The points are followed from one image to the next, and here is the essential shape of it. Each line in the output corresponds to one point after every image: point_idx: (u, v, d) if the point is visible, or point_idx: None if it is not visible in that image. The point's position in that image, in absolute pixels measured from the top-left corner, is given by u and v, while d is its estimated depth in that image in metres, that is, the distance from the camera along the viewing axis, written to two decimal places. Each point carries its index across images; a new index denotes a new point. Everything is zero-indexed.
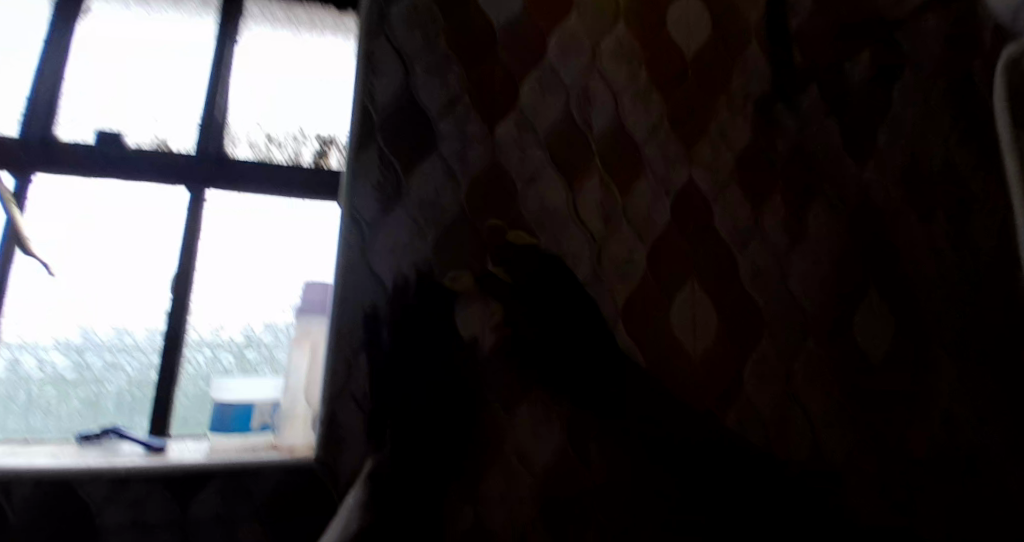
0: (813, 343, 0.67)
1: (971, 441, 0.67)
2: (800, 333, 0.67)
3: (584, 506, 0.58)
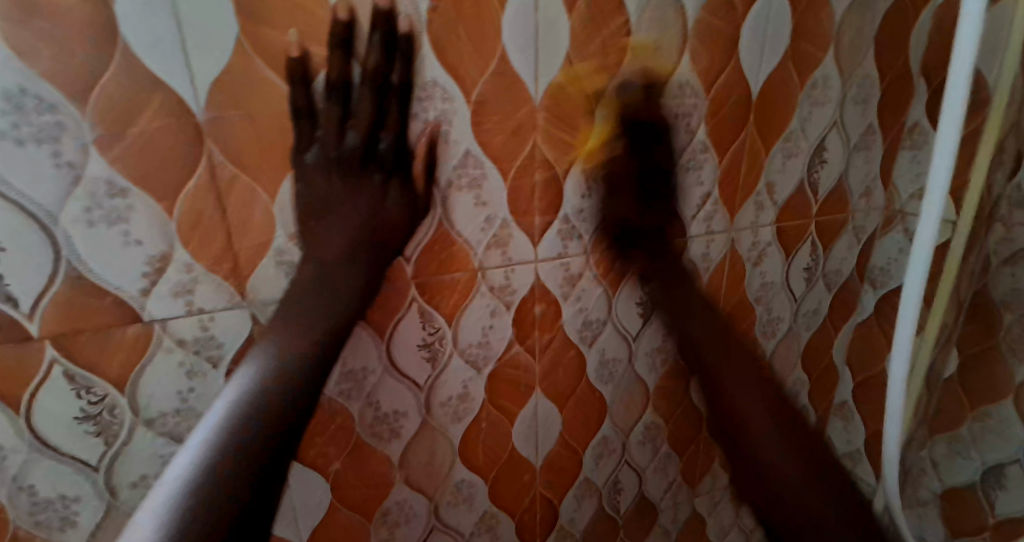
0: (674, 98, 0.52)
1: (808, 186, 0.65)
2: (661, 84, 0.51)
3: (400, 313, 0.50)
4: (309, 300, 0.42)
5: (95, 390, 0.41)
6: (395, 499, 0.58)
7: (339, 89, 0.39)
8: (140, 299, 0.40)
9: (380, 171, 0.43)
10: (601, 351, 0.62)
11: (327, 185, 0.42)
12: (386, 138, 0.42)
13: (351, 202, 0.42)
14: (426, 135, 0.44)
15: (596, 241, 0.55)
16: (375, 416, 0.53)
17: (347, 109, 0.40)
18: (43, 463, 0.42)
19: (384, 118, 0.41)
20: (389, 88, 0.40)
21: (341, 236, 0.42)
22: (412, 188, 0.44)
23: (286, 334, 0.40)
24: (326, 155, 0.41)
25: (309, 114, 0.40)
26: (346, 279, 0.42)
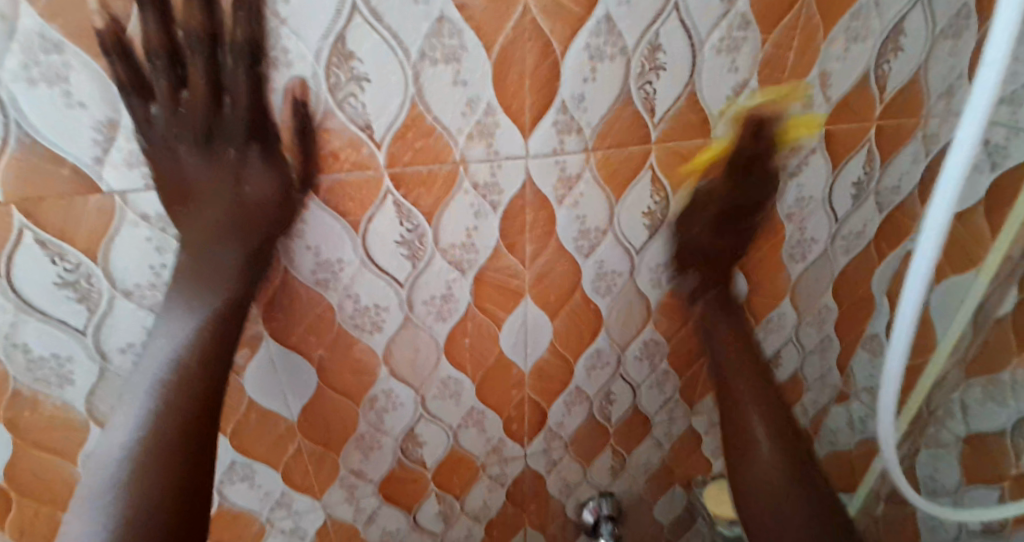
0: None
1: (870, 83, 0.55)
2: None
3: (371, 204, 0.46)
4: (194, 274, 0.43)
5: (67, 258, 0.42)
6: (381, 387, 0.59)
7: (163, 51, 0.34)
8: (96, 168, 0.39)
9: (233, 145, 0.39)
10: (599, 261, 0.58)
11: (180, 164, 0.39)
12: (232, 109, 0.38)
13: (211, 184, 0.40)
14: (286, 93, 0.40)
15: (599, 137, 0.49)
16: (356, 308, 0.52)
17: (179, 76, 0.35)
18: (29, 323, 0.44)
19: (225, 86, 0.37)
20: (221, 48, 0.35)
21: (211, 216, 0.41)
22: (278, 154, 0.41)
23: (188, 305, 0.43)
24: (167, 133, 0.38)
25: (138, 81, 0.36)
26: (224, 256, 0.42)
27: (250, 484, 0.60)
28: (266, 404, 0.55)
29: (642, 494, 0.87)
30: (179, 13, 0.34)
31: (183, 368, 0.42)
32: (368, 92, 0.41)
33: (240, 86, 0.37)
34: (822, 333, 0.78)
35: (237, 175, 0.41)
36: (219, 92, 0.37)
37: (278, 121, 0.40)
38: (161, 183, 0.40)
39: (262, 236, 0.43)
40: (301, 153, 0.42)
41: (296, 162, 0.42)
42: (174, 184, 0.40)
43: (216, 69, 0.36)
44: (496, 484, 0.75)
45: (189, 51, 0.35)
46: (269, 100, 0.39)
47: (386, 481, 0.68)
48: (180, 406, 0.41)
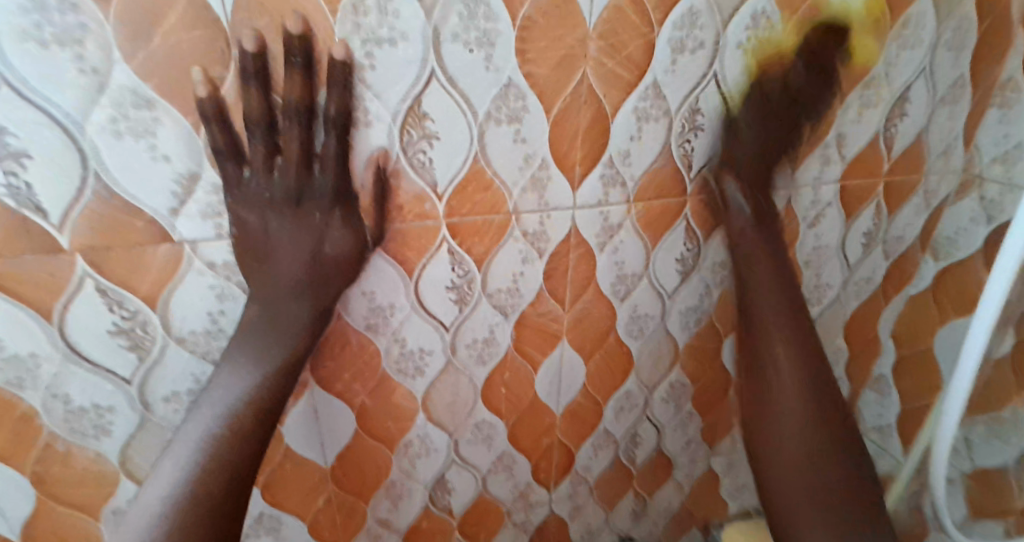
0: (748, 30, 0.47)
1: (880, 144, 0.59)
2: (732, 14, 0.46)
3: (428, 254, 0.48)
4: (266, 324, 0.43)
5: (126, 306, 0.42)
6: (417, 432, 0.59)
7: (263, 122, 0.38)
8: (170, 218, 0.40)
9: (319, 209, 0.42)
10: (633, 306, 0.60)
11: (266, 225, 0.41)
12: (321, 174, 0.41)
13: (291, 244, 0.42)
14: (369, 162, 0.42)
15: (641, 189, 0.52)
16: (401, 353, 0.53)
17: (274, 143, 0.39)
18: (76, 372, 0.43)
19: (316, 153, 0.40)
20: (315, 118, 0.39)
21: (287, 274, 0.42)
22: (359, 216, 0.43)
23: (250, 356, 0.43)
24: (258, 195, 0.40)
25: (233, 147, 0.38)
26: (294, 313, 0.43)
27: (277, 537, 0.58)
28: (303, 452, 0.54)
29: (660, 539, 0.86)
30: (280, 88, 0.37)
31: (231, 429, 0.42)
32: (436, 147, 0.43)
33: (330, 152, 0.40)
34: (834, 375, 0.80)
35: (319, 236, 0.42)
36: (310, 159, 0.40)
37: (361, 186, 0.43)
38: (240, 243, 0.41)
39: (332, 295, 0.45)
40: (376, 215, 0.44)
41: (372, 223, 0.44)
42: (258, 243, 0.42)
43: (310, 137, 0.39)
44: (520, 532, 0.74)
45: (286, 121, 0.38)
46: (354, 167, 0.42)
47: (412, 531, 0.66)
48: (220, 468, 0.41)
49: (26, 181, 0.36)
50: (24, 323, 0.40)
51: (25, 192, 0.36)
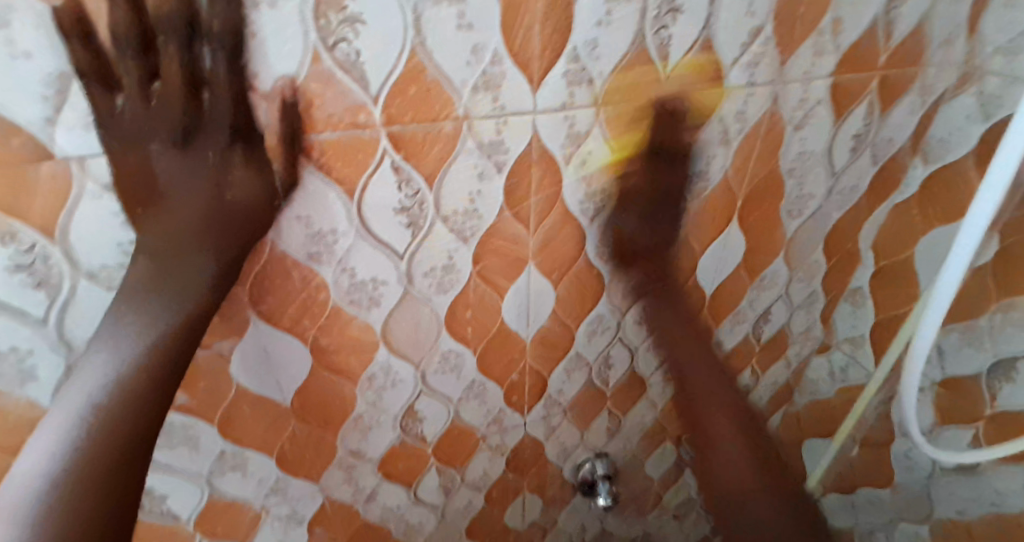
0: None
1: (877, 32, 0.53)
2: None
3: (364, 181, 0.42)
4: (160, 280, 0.40)
5: (19, 239, 0.36)
6: (380, 364, 0.56)
7: (134, 38, 0.32)
8: (48, 130, 0.33)
9: (214, 145, 0.37)
10: (604, 225, 0.55)
11: (150, 165, 0.37)
12: (212, 103, 0.36)
13: (186, 189, 0.39)
14: (273, 93, 0.36)
15: (610, 89, 0.46)
16: (352, 283, 0.48)
17: (151, 66, 0.33)
18: None
19: (203, 79, 0.34)
20: (198, 37, 0.33)
21: (183, 222, 0.39)
22: (263, 155, 0.39)
23: (135, 320, 0.40)
24: (140, 130, 0.35)
25: (102, 75, 0.32)
26: (195, 265, 0.41)
27: (244, 474, 0.56)
28: (257, 390, 0.51)
29: (634, 452, 0.87)
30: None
31: (100, 419, 0.40)
32: (363, 35, 0.36)
33: (219, 77, 0.35)
34: (810, 288, 0.78)
35: (218, 176, 0.39)
36: (196, 87, 0.35)
37: (266, 123, 0.37)
38: (121, 186, 0.37)
39: (241, 243, 0.42)
40: (288, 158, 0.39)
41: (282, 166, 0.40)
42: (142, 186, 0.37)
43: (194, 60, 0.34)
44: (496, 454, 0.74)
45: (162, 36, 0.33)
46: (253, 97, 0.36)
47: (386, 459, 0.65)
48: (89, 465, 0.40)
49: None
50: None
51: None
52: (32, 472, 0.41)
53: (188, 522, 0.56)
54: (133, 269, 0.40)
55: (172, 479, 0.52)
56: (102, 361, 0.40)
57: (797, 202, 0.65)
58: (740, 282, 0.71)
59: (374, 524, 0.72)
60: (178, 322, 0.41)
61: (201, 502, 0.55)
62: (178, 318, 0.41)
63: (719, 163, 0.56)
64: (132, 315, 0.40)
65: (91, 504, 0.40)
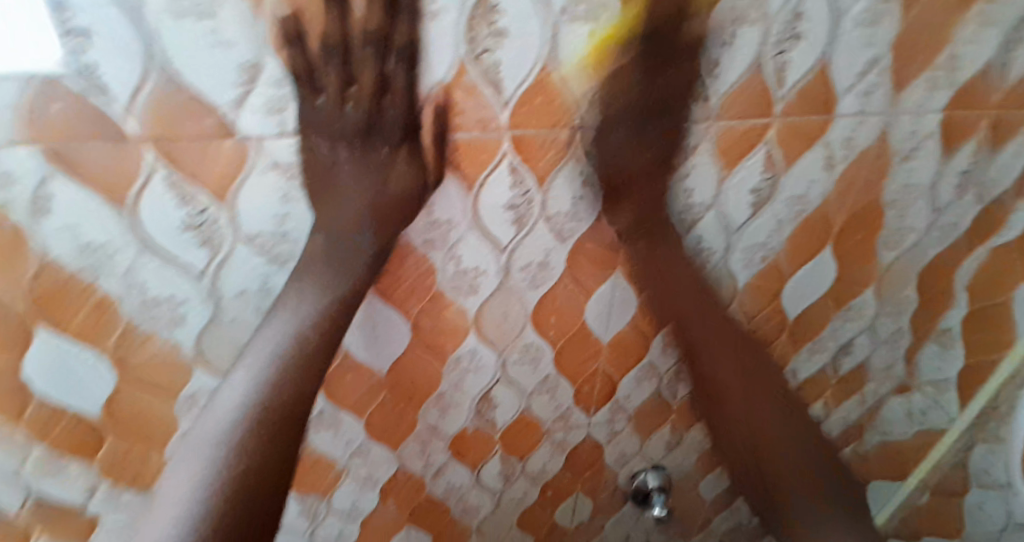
0: None
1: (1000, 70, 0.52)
2: None
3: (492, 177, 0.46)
4: (327, 257, 0.46)
5: (196, 202, 0.42)
6: (466, 348, 0.60)
7: (338, 48, 0.38)
8: (232, 111, 0.39)
9: (387, 143, 0.44)
10: (695, 239, 0.56)
11: (336, 156, 0.43)
12: (390, 105, 0.41)
13: (360, 180, 0.45)
14: (427, 99, 0.41)
15: (722, 108, 0.47)
16: (456, 271, 0.52)
17: (349, 71, 0.39)
18: (151, 265, 0.43)
19: (388, 85, 0.40)
20: (389, 49, 0.39)
21: (349, 210, 0.45)
22: (421, 154, 0.44)
23: (313, 288, 0.46)
24: (331, 125, 0.42)
25: (310, 75, 0.39)
26: (356, 248, 0.46)
27: (336, 431, 0.62)
28: (359, 358, 0.56)
29: (690, 470, 0.87)
30: (359, 15, 0.37)
31: (282, 371, 0.47)
32: (504, 48, 0.40)
33: (398, 84, 0.40)
34: (897, 324, 0.74)
35: (385, 171, 0.45)
36: (384, 92, 0.40)
37: (422, 125, 0.43)
38: (307, 174, 0.43)
39: (391, 231, 0.47)
40: (435, 159, 0.44)
41: (434, 165, 0.45)
42: (321, 173, 0.43)
43: (383, 69, 0.39)
44: (557, 450, 0.77)
45: (362, 48, 0.38)
46: (420, 99, 0.41)
47: (457, 439, 0.69)
48: (264, 424, 0.47)
49: (94, 65, 0.35)
50: (96, 211, 0.40)
51: (91, 74, 0.35)
52: (224, 411, 0.47)
53: None
54: (305, 247, 0.46)
55: None
56: (283, 322, 0.47)
57: (893, 235, 0.64)
58: (824, 310, 0.69)
59: (436, 499, 0.76)
60: (342, 297, 0.47)
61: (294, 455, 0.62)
62: (337, 295, 0.47)
63: (819, 189, 0.56)
64: (304, 288, 0.46)
65: (272, 443, 0.47)
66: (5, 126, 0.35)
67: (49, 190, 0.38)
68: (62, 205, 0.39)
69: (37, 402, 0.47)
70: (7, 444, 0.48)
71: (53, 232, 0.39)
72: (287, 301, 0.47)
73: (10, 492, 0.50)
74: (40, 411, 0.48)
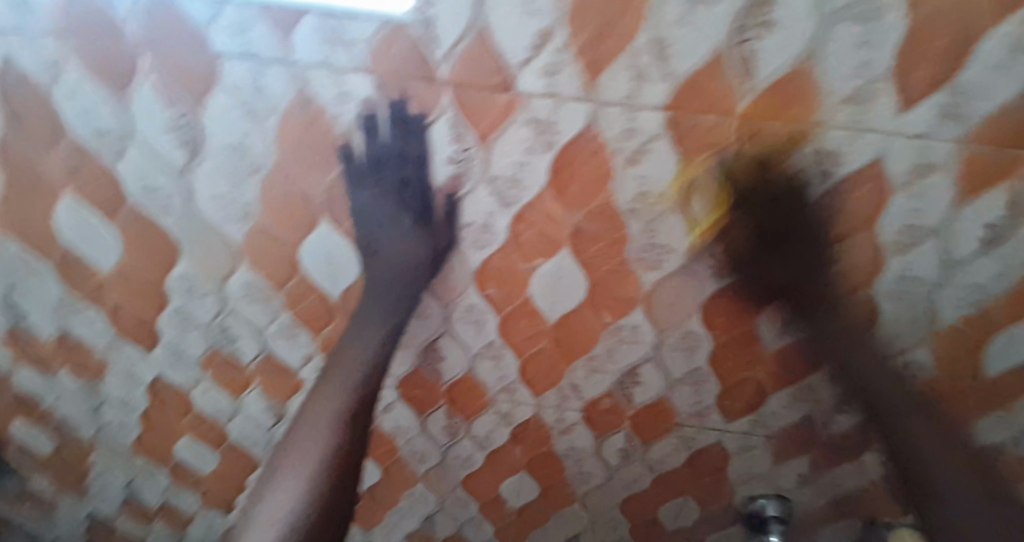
0: None
1: None
2: None
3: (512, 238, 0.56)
4: (366, 307, 0.61)
5: (463, 142, 0.49)
6: (632, 321, 0.62)
7: (367, 158, 0.51)
8: (517, 71, 0.45)
9: (403, 221, 0.55)
10: (908, 264, 0.54)
11: (366, 231, 0.56)
12: (408, 196, 0.53)
13: (385, 248, 0.57)
14: (437, 188, 0.53)
15: (985, 131, 0.44)
16: (648, 243, 0.55)
17: (377, 167, 0.51)
18: (416, 187, 0.53)
19: (405, 179, 0.52)
20: (405, 158, 0.51)
21: (379, 270, 0.58)
22: (435, 227, 0.55)
23: (366, 322, 0.62)
24: (363, 209, 0.54)
25: (354, 167, 0.51)
26: (392, 299, 0.60)
27: (495, 365, 0.70)
28: (538, 303, 0.62)
29: (815, 513, 0.80)
30: (384, 133, 0.49)
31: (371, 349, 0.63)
32: (771, 37, 0.42)
33: (414, 179, 0.52)
34: None
35: (407, 241, 0.56)
36: (404, 184, 0.52)
37: (435, 204, 0.54)
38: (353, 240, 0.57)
39: (417, 287, 0.60)
40: (448, 229, 0.56)
41: (447, 237, 0.56)
42: (366, 246, 0.57)
43: (401, 173, 0.52)
44: (682, 445, 0.76)
45: (387, 158, 0.51)
46: (437, 185, 0.53)
47: (593, 404, 0.74)
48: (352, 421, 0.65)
49: (433, 18, 0.44)
50: (392, 134, 0.49)
51: (429, 25, 0.44)
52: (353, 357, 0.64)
53: (444, 383, 0.74)
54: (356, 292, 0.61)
55: (454, 346, 0.69)
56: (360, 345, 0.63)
57: None
58: None
59: (556, 453, 0.81)
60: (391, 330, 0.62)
61: (458, 373, 0.72)
62: (382, 330, 0.62)
63: None
64: (359, 327, 0.62)
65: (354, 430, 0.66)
66: (358, 56, 0.46)
67: (369, 111, 0.48)
68: (373, 123, 0.49)
69: (299, 275, 0.60)
70: (271, 304, 0.63)
71: (360, 145, 0.50)
72: (361, 323, 0.62)
73: (255, 343, 0.68)
74: (298, 283, 0.61)
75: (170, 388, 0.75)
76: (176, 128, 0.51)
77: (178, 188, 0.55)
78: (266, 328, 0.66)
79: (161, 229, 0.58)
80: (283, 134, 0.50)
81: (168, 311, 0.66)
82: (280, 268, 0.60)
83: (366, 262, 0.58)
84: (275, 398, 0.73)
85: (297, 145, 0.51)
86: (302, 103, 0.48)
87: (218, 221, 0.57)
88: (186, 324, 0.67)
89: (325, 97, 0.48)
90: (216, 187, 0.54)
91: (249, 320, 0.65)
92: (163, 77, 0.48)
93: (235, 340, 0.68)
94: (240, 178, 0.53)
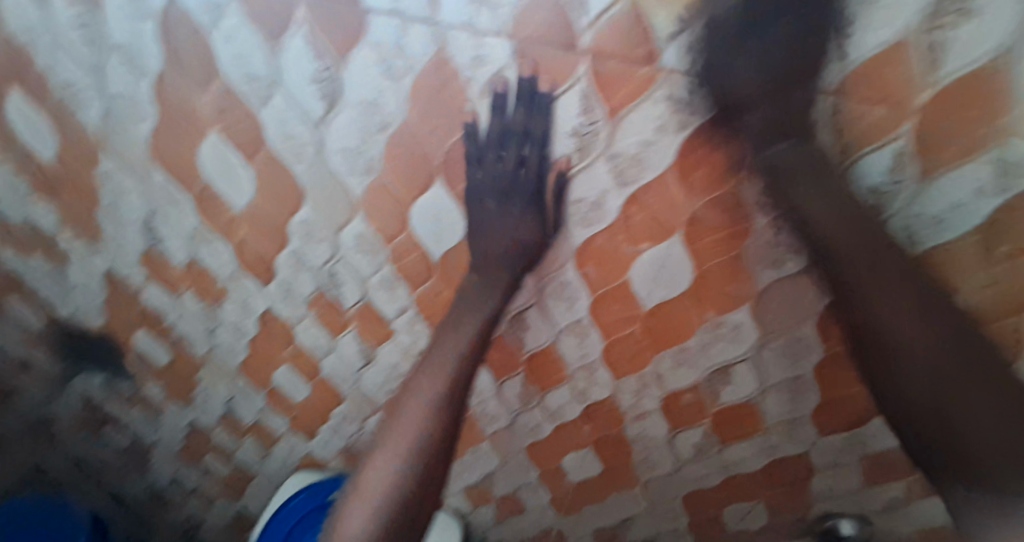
0: None
1: None
2: None
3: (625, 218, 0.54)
4: (470, 280, 0.62)
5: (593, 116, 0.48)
6: (734, 318, 0.59)
7: (491, 133, 0.50)
8: (665, 40, 0.42)
9: (518, 202, 0.53)
10: None
11: (477, 207, 0.56)
12: (524, 177, 0.52)
13: (494, 228, 0.56)
14: (553, 167, 0.52)
15: None
16: (770, 241, 0.51)
17: (497, 142, 0.51)
18: (530, 156, 0.51)
19: (524, 159, 0.51)
20: (526, 137, 0.50)
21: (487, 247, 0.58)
22: (545, 208, 0.55)
23: (471, 292, 0.62)
24: (478, 185, 0.54)
25: (474, 141, 0.51)
26: (499, 274, 0.60)
27: (580, 343, 0.70)
28: (635, 288, 0.61)
29: None
30: (510, 109, 0.48)
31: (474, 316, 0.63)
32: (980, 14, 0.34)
33: (533, 158, 0.51)
34: None
35: (516, 224, 0.55)
36: (522, 163, 0.51)
37: (549, 185, 0.53)
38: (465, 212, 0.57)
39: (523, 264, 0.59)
40: (557, 210, 0.55)
41: (554, 217, 0.56)
42: (477, 223, 0.57)
43: (520, 152, 0.51)
44: (761, 451, 0.73)
45: (509, 137, 0.50)
46: (554, 165, 0.52)
47: (673, 395, 0.72)
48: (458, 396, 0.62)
49: None
50: (518, 100, 0.48)
51: None
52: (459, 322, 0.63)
53: (527, 352, 0.75)
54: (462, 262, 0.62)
55: (543, 318, 0.69)
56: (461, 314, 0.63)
57: None
58: None
59: (625, 437, 0.81)
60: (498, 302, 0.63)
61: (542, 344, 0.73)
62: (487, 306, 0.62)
63: None
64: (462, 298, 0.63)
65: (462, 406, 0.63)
66: (502, 21, 0.44)
67: (503, 76, 0.47)
68: (504, 88, 0.48)
69: (407, 232, 0.62)
70: (378, 255, 0.66)
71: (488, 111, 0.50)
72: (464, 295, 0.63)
73: (357, 290, 0.71)
74: (406, 239, 0.63)
75: (277, 320, 0.81)
76: (318, 80, 0.53)
77: (312, 137, 0.58)
78: (370, 277, 0.69)
79: (291, 174, 0.62)
80: (416, 94, 0.51)
81: (286, 251, 0.71)
82: (391, 223, 0.62)
83: (474, 237, 0.59)
84: (368, 343, 0.78)
85: (428, 105, 0.51)
86: (439, 65, 0.48)
87: (343, 172, 0.59)
88: (299, 264, 0.72)
89: (462, 59, 0.48)
90: (346, 140, 0.57)
91: (357, 268, 0.69)
92: (315, 27, 0.50)
93: (340, 285, 0.72)
94: (370, 133, 0.55)
